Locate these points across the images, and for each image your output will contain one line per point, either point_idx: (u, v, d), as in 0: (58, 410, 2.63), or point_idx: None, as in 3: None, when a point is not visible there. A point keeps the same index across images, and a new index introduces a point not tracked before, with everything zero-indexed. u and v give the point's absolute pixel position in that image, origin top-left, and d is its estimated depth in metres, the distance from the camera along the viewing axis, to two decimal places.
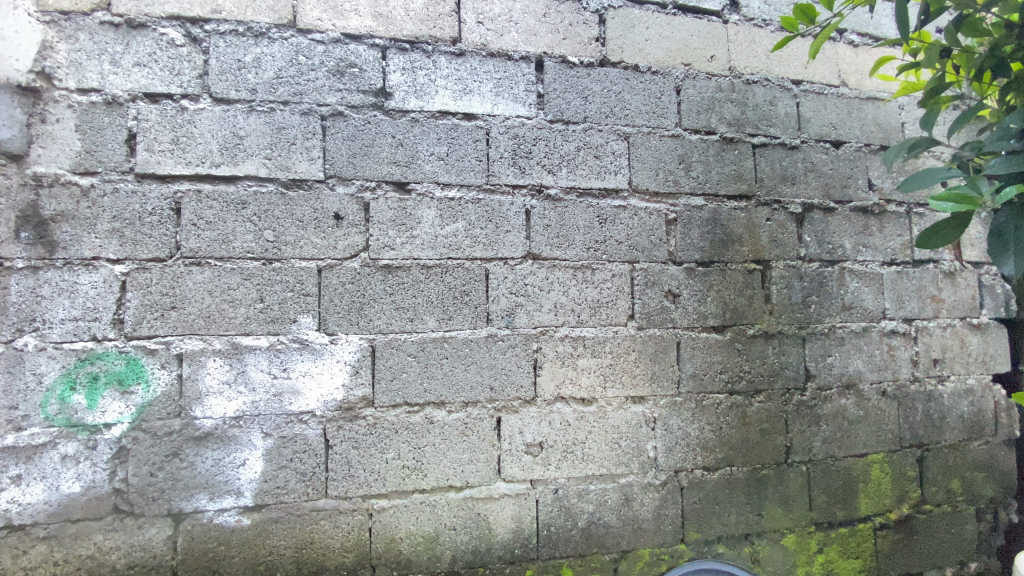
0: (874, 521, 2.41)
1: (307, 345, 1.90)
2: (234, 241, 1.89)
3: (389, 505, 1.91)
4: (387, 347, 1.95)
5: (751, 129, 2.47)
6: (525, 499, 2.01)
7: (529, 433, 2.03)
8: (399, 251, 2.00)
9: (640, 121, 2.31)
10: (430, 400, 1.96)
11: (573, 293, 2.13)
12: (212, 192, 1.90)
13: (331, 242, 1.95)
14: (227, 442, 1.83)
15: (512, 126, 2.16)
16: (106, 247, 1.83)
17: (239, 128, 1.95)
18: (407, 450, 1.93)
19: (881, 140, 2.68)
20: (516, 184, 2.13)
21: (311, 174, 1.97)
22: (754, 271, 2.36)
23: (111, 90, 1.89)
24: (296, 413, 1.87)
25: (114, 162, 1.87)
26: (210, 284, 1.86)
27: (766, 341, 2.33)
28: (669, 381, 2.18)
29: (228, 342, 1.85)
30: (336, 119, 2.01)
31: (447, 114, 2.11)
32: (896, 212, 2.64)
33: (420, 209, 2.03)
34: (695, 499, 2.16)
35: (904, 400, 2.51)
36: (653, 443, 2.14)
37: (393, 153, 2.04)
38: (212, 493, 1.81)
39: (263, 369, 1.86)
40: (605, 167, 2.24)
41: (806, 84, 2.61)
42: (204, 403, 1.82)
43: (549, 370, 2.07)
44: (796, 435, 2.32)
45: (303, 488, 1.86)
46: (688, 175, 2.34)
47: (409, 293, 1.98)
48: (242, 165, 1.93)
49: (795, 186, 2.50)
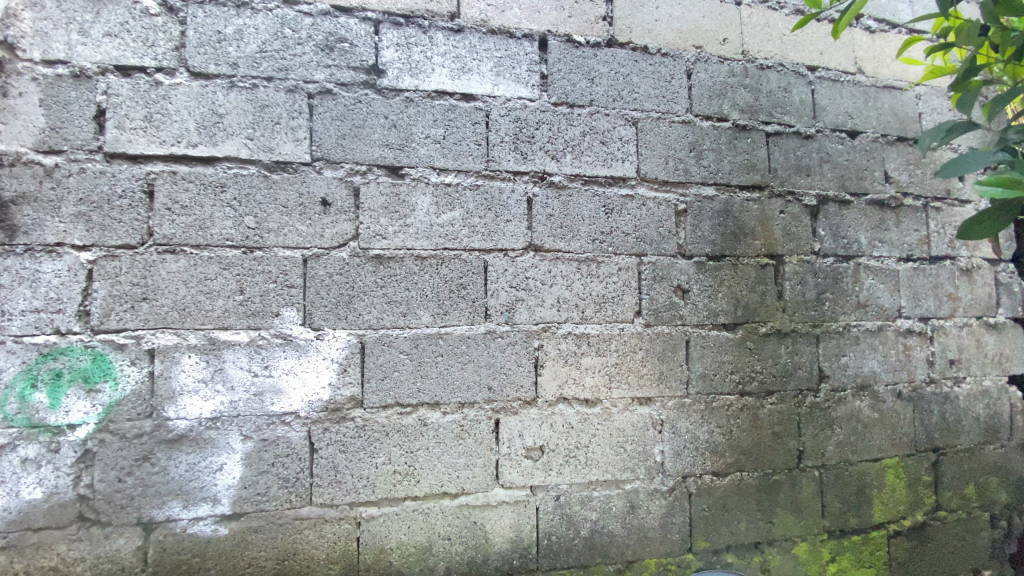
0: (888, 529, 2.31)
1: (290, 341, 1.76)
2: (212, 228, 1.74)
3: (379, 513, 1.78)
4: (377, 343, 1.81)
5: (765, 116, 2.35)
6: (525, 507, 1.88)
7: (529, 436, 1.90)
8: (391, 240, 1.85)
9: (648, 105, 2.18)
10: (423, 401, 1.83)
11: (576, 288, 2.00)
12: (188, 174, 1.75)
13: (317, 230, 1.81)
14: (202, 445, 1.68)
15: (513, 108, 2.02)
16: (71, 232, 1.68)
17: (218, 105, 1.80)
18: (399, 455, 1.80)
19: (898, 131, 2.56)
20: (518, 170, 1.99)
21: (296, 156, 1.82)
22: (767, 266, 2.24)
23: (79, 62, 1.74)
24: (278, 414, 1.73)
25: (81, 140, 1.72)
26: (185, 274, 1.71)
27: (779, 340, 2.21)
28: (678, 381, 2.06)
29: (204, 336, 1.71)
30: (324, 97, 1.87)
31: (444, 94, 1.96)
32: (913, 206, 2.53)
33: (414, 195, 1.89)
34: (704, 507, 2.04)
35: (919, 403, 2.40)
36: (661, 447, 2.02)
37: (385, 135, 1.89)
38: (186, 500, 1.67)
39: (242, 367, 1.72)
40: (611, 153, 2.10)
41: (821, 70, 2.49)
42: (177, 404, 1.68)
43: (551, 370, 1.94)
44: (809, 438, 2.21)
45: (285, 495, 1.72)
46: (699, 164, 2.21)
47: (401, 286, 1.85)
48: (222, 146, 1.78)
49: (810, 177, 2.39)
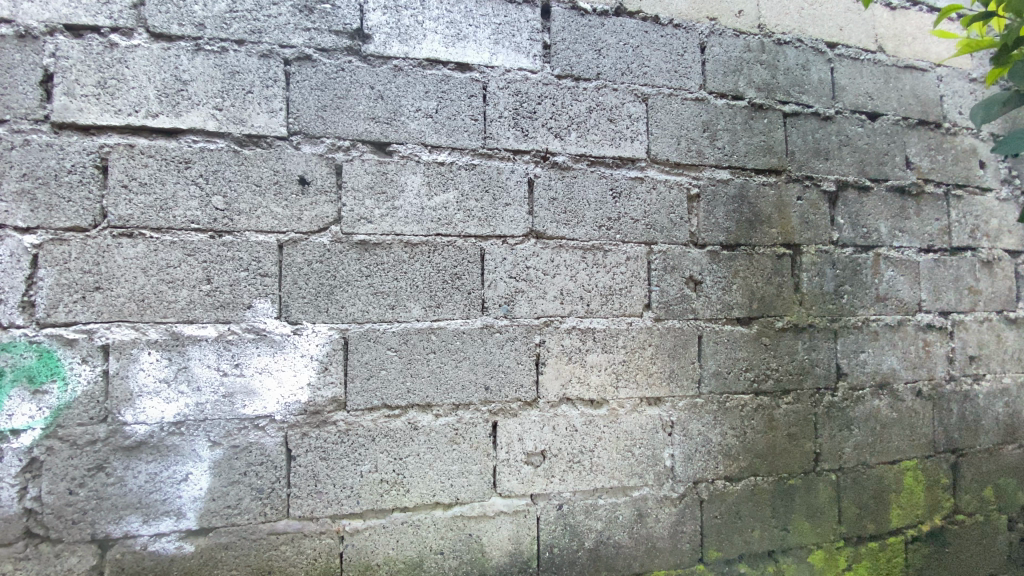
0: (905, 535, 2.19)
1: (264, 336, 1.57)
2: (174, 209, 1.55)
3: (364, 526, 1.61)
4: (362, 339, 1.63)
5: (783, 95, 2.18)
6: (525, 518, 1.72)
7: (530, 440, 1.74)
8: (378, 225, 1.67)
9: (659, 81, 2.00)
10: (413, 403, 1.66)
11: (581, 279, 1.83)
12: (147, 148, 1.55)
13: (295, 212, 1.62)
14: (165, 453, 1.50)
15: (513, 80, 1.83)
16: (13, 212, 1.47)
17: (182, 71, 1.60)
18: (386, 462, 1.63)
19: (920, 114, 2.41)
20: (518, 149, 1.82)
21: (270, 129, 1.63)
22: (784, 256, 2.09)
23: (23, 20, 1.53)
24: (250, 417, 1.56)
25: (24, 108, 1.51)
26: (144, 261, 1.52)
27: (796, 336, 2.07)
28: (689, 380, 1.90)
29: (166, 331, 1.52)
30: (302, 64, 1.67)
31: (436, 63, 1.77)
32: (934, 195, 2.39)
33: (403, 174, 1.70)
34: (715, 514, 1.90)
35: (939, 402, 2.27)
36: (671, 451, 1.87)
37: (371, 107, 1.70)
38: (147, 514, 1.49)
39: (209, 365, 1.54)
40: (620, 132, 1.93)
41: (841, 48, 2.32)
42: (136, 406, 1.49)
43: (553, 368, 1.78)
44: (826, 440, 2.07)
45: (259, 508, 1.55)
46: (713, 146, 2.04)
47: (389, 275, 1.67)
48: (186, 117, 1.59)
49: (829, 161, 2.23)
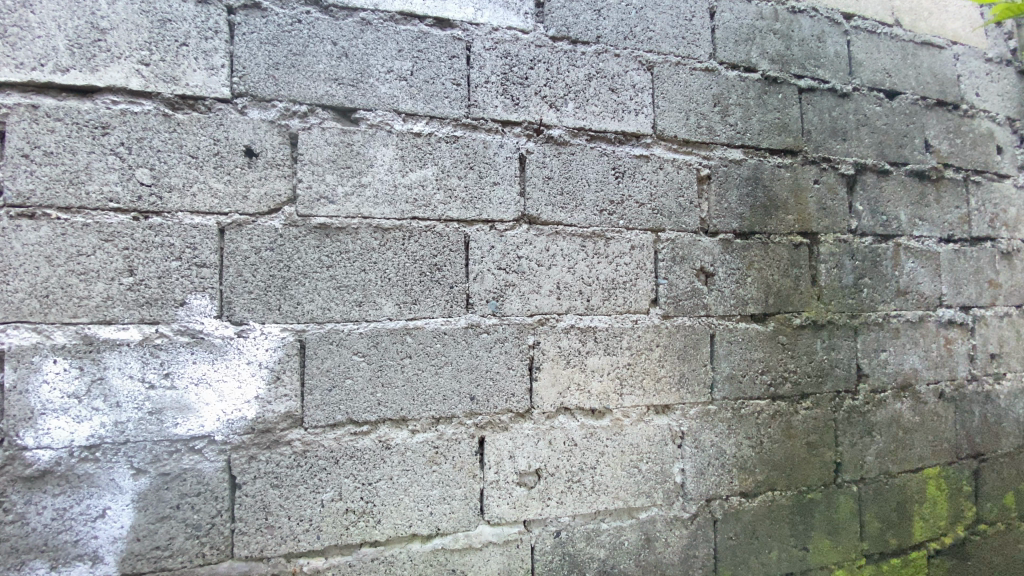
0: (927, 549, 2.02)
1: (200, 340, 1.30)
2: (89, 184, 1.27)
3: (327, 566, 1.36)
4: (322, 343, 1.37)
5: (798, 69, 1.98)
6: (517, 548, 1.49)
7: (522, 458, 1.51)
8: (341, 206, 1.41)
9: (666, 47, 1.78)
10: (386, 417, 1.41)
11: (581, 271, 1.60)
12: (54, 110, 1.26)
13: (240, 190, 1.35)
14: (76, 484, 1.23)
15: (501, 40, 1.59)
16: None
17: (100, 17, 1.31)
18: (352, 489, 1.38)
19: (938, 93, 2.23)
20: (508, 119, 1.57)
21: (210, 89, 1.35)
22: (801, 246, 1.89)
23: None
24: (184, 439, 1.29)
25: None
26: (48, 248, 1.24)
27: (814, 334, 1.87)
28: (701, 385, 1.69)
29: (77, 334, 1.24)
30: (249, 13, 1.39)
31: (411, 18, 1.52)
32: (954, 180, 2.21)
33: (372, 147, 1.44)
34: (730, 536, 1.70)
35: (961, 404, 2.10)
36: (681, 465, 1.65)
37: (334, 67, 1.43)
38: (54, 560, 1.22)
39: (132, 375, 1.26)
40: (622, 104, 1.70)
41: (857, 19, 2.12)
42: (37, 428, 1.21)
43: (549, 373, 1.55)
44: (847, 448, 1.88)
45: (196, 548, 1.29)
46: (724, 122, 1.82)
47: (356, 266, 1.41)
48: (104, 72, 1.30)
49: (846, 142, 2.03)
